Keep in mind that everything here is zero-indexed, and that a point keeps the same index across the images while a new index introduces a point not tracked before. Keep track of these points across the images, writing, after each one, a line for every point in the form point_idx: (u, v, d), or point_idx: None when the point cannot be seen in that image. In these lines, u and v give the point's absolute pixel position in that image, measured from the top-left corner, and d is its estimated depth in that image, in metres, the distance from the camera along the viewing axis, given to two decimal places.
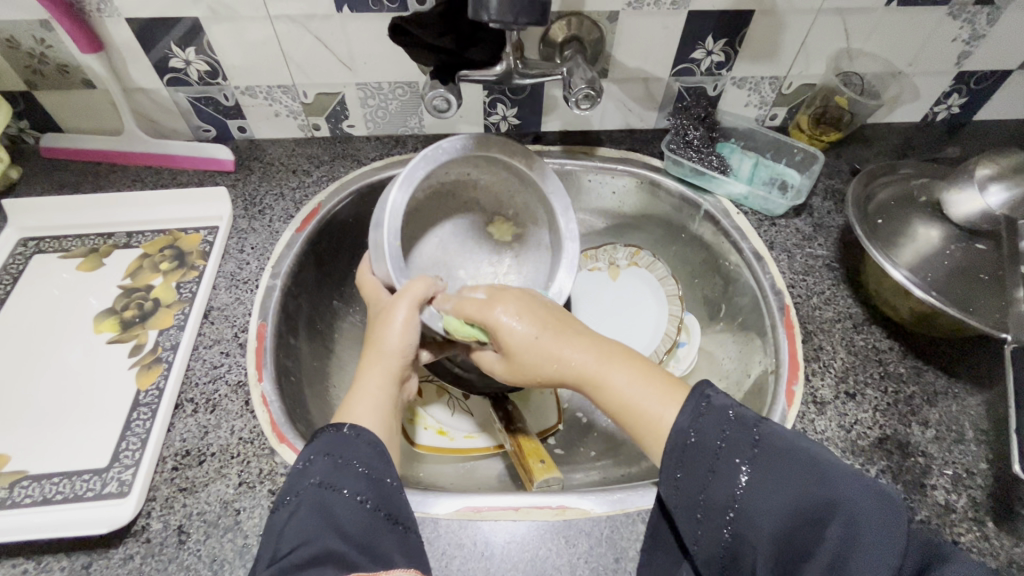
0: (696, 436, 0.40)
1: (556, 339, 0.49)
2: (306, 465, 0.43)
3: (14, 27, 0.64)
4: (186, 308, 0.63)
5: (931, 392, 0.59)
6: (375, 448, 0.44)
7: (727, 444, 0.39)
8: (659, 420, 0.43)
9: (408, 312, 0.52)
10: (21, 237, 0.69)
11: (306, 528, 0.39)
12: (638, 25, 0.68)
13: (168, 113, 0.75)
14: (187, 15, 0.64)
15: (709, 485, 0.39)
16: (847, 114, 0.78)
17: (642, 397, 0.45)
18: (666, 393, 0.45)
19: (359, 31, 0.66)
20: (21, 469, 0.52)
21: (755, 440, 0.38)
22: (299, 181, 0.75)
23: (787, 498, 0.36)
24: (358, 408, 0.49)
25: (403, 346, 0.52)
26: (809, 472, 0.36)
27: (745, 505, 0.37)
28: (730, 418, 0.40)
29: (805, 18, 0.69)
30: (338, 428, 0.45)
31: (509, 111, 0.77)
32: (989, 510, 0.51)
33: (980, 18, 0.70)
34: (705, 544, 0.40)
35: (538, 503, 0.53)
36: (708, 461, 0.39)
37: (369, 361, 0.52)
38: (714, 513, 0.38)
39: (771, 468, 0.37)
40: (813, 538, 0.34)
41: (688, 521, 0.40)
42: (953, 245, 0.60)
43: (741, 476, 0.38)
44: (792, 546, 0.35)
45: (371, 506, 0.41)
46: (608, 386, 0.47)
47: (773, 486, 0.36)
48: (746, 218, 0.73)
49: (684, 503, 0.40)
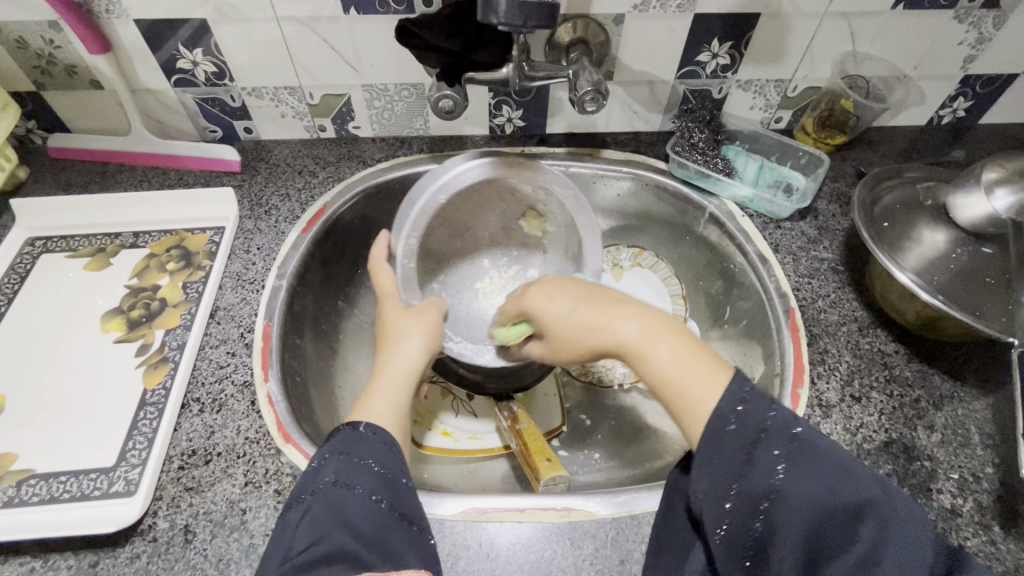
0: (737, 424, 0.38)
1: (593, 309, 0.49)
2: (321, 463, 0.43)
3: (23, 28, 0.65)
4: (192, 308, 0.63)
5: (937, 396, 0.59)
6: (390, 449, 0.45)
7: (767, 436, 0.38)
8: (701, 402, 0.41)
9: (436, 318, 0.55)
10: (29, 237, 0.70)
11: (320, 527, 0.39)
12: (643, 28, 0.68)
13: (175, 114, 0.76)
14: (195, 16, 0.64)
15: (744, 475, 0.37)
16: (853, 117, 0.77)
17: (683, 375, 0.43)
18: (712, 375, 0.42)
19: (365, 32, 0.67)
20: (28, 468, 0.52)
21: (795, 435, 0.37)
22: (305, 182, 0.76)
23: (824, 497, 0.35)
24: (375, 402, 0.49)
25: (424, 348, 0.53)
26: (845, 474, 0.36)
27: (780, 499, 0.36)
28: (771, 414, 0.38)
29: (810, 22, 0.69)
30: (354, 426, 0.45)
31: (515, 113, 0.78)
32: (994, 515, 0.51)
33: (986, 22, 0.70)
34: (731, 535, 0.38)
35: (543, 504, 0.53)
36: (745, 451, 0.38)
37: (389, 359, 0.52)
38: (744, 503, 0.37)
39: (810, 466, 0.36)
40: (844, 538, 0.34)
41: (713, 510, 0.38)
42: (959, 249, 0.60)
43: (778, 469, 0.37)
44: (821, 541, 0.35)
45: (386, 505, 0.41)
46: (652, 358, 0.45)
47: (812, 484, 0.36)
48: (751, 221, 0.73)
49: (713, 491, 0.38)
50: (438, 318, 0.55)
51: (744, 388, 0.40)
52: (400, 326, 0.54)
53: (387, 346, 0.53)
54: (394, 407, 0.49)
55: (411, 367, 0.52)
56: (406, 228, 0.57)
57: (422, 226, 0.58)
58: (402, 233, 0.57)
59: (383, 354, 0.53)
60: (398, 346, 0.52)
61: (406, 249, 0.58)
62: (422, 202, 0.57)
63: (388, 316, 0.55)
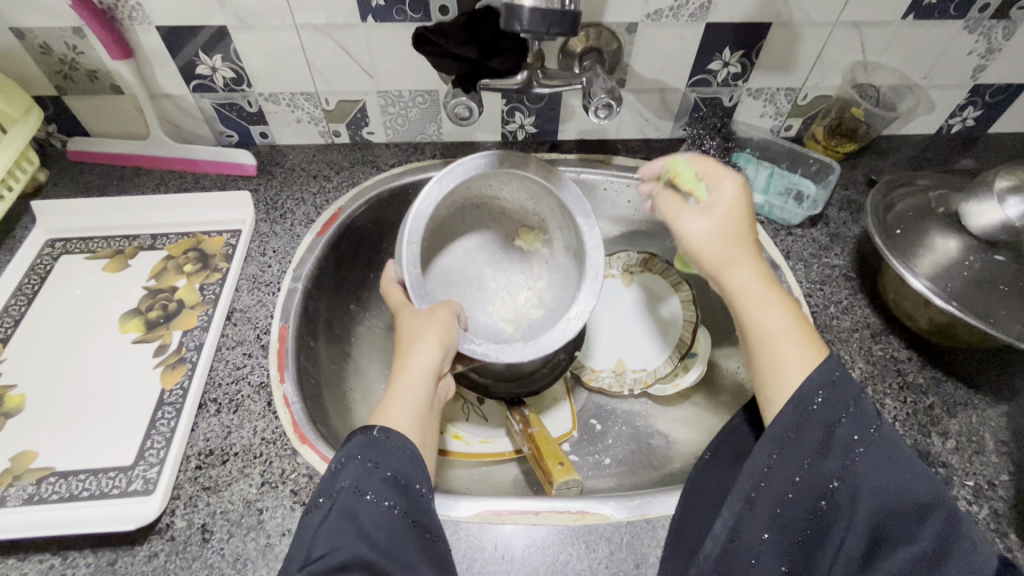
0: (823, 402, 0.40)
1: (735, 247, 0.50)
2: (339, 467, 0.43)
3: (48, 34, 0.66)
4: (209, 310, 0.64)
5: (951, 403, 0.59)
6: (406, 454, 0.45)
7: (848, 421, 0.39)
8: (796, 358, 0.44)
9: (448, 319, 0.55)
10: (48, 238, 0.71)
11: (337, 532, 0.39)
12: (655, 36, 0.69)
13: (192, 119, 0.77)
14: (214, 22, 0.65)
15: (818, 453, 0.39)
16: (863, 125, 0.79)
17: (786, 334, 0.45)
18: (807, 342, 0.45)
19: (382, 39, 0.68)
20: (48, 466, 0.53)
21: (875, 426, 0.39)
22: (320, 186, 0.77)
23: (896, 487, 0.36)
24: (394, 406, 0.49)
25: (438, 352, 0.52)
26: (919, 471, 0.37)
27: (852, 482, 0.37)
28: (854, 407, 0.40)
29: (821, 31, 0.70)
30: (368, 431, 0.46)
31: (527, 120, 0.79)
32: (1011, 522, 0.51)
33: (996, 33, 0.70)
34: (792, 510, 0.39)
35: (558, 508, 0.53)
36: (820, 433, 0.39)
37: (403, 367, 0.52)
38: (813, 482, 0.38)
39: (886, 457, 0.38)
40: (911, 530, 0.35)
41: (780, 483, 0.39)
42: (971, 256, 0.60)
43: (854, 453, 0.38)
44: (889, 528, 0.36)
45: (398, 511, 0.41)
46: (765, 310, 0.47)
47: (889, 472, 0.37)
48: (762, 227, 0.73)
49: (783, 465, 0.39)
50: (449, 317, 0.55)
51: (836, 371, 0.41)
52: (413, 332, 0.54)
53: (401, 353, 0.53)
54: (413, 410, 0.49)
55: (426, 370, 0.51)
56: (404, 235, 0.56)
57: (422, 231, 0.56)
58: (404, 239, 0.56)
59: (398, 361, 0.53)
60: (412, 349, 0.52)
61: (409, 256, 0.56)
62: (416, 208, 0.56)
63: (401, 324, 0.55)
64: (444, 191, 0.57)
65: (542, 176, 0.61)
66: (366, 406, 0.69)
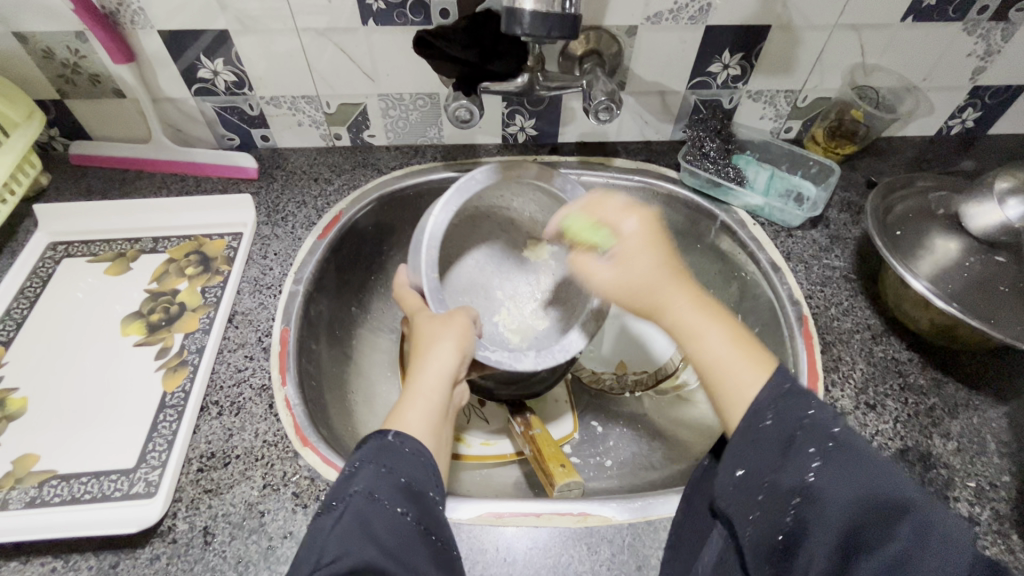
0: (773, 419, 0.39)
1: (652, 285, 0.49)
2: (353, 470, 0.43)
3: (50, 38, 0.66)
4: (211, 313, 0.64)
5: (952, 404, 0.58)
6: (419, 460, 0.45)
7: (805, 432, 0.38)
8: (748, 380, 0.42)
9: (463, 325, 0.55)
10: (50, 242, 0.71)
11: (350, 537, 0.39)
12: (656, 39, 0.69)
13: (194, 122, 0.77)
14: (215, 26, 0.66)
15: (777, 469, 0.37)
16: (863, 126, 0.78)
17: (732, 358, 0.44)
18: (757, 361, 0.43)
19: (383, 42, 0.68)
20: (50, 469, 0.53)
21: (834, 434, 0.37)
22: (321, 189, 0.77)
23: (860, 497, 0.34)
24: (410, 411, 0.49)
25: (454, 359, 0.53)
26: (886, 478, 0.35)
27: (813, 495, 0.35)
28: (811, 414, 0.38)
29: (820, 34, 0.70)
30: (383, 435, 0.46)
31: (527, 123, 0.79)
32: (1013, 523, 0.51)
33: (995, 35, 0.70)
34: (760, 530, 0.38)
35: (560, 510, 0.53)
36: (778, 445, 0.38)
37: (419, 374, 0.52)
38: (777, 496, 0.37)
39: (847, 465, 0.35)
40: (880, 541, 0.33)
41: (744, 503, 0.39)
42: (971, 257, 0.60)
43: (812, 465, 0.36)
44: (860, 541, 0.33)
45: (411, 519, 0.41)
46: (703, 338, 0.46)
47: (849, 482, 0.35)
48: (763, 229, 0.74)
49: (744, 484, 0.39)
50: (466, 323, 0.56)
51: (785, 383, 0.41)
52: (428, 337, 0.54)
53: (416, 358, 0.53)
54: (428, 417, 0.49)
55: (442, 376, 0.52)
56: (424, 241, 0.57)
57: (440, 238, 0.57)
58: (423, 245, 0.57)
59: (414, 366, 0.53)
60: (427, 355, 0.53)
61: (427, 260, 0.57)
62: (435, 215, 0.57)
63: (417, 328, 0.55)
64: (462, 198, 0.58)
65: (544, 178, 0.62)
66: (367, 409, 0.69)
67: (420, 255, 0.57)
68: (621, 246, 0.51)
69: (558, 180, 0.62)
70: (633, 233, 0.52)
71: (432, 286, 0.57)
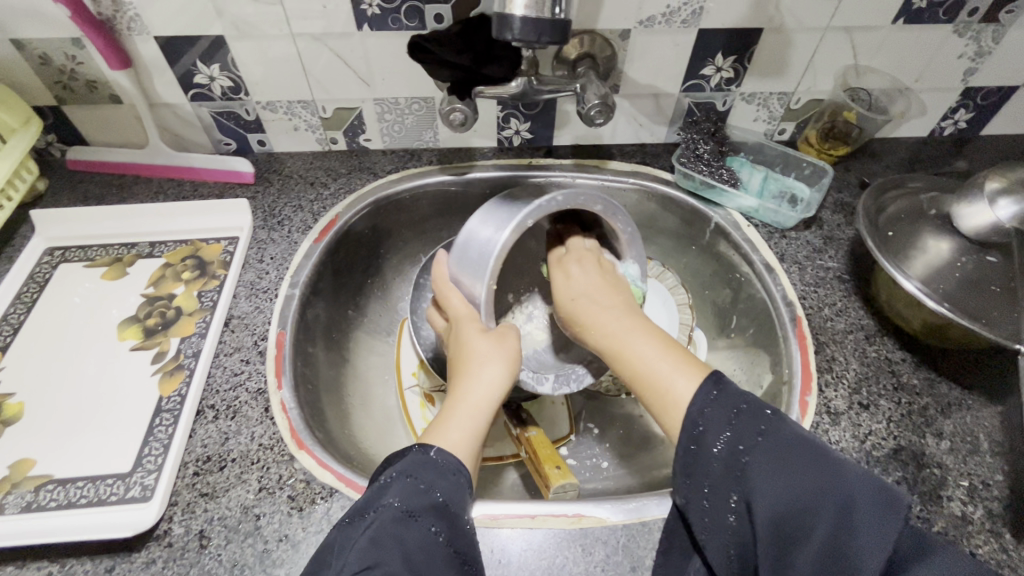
0: (703, 427, 0.43)
1: (585, 306, 0.56)
2: (388, 481, 0.46)
3: (46, 45, 0.67)
4: (207, 317, 0.64)
5: (944, 403, 0.59)
6: (455, 480, 0.47)
7: (732, 432, 0.42)
8: (673, 386, 0.47)
9: (514, 347, 0.56)
10: (47, 247, 0.71)
11: (379, 546, 0.41)
12: (649, 42, 0.70)
13: (191, 127, 0.77)
14: (212, 31, 0.66)
15: (712, 472, 0.42)
16: (855, 128, 0.78)
17: (660, 365, 0.49)
18: (686, 368, 0.48)
19: (378, 47, 0.69)
20: (46, 473, 0.53)
21: (762, 428, 0.41)
22: (317, 194, 0.77)
23: (787, 486, 0.38)
24: (454, 428, 0.51)
25: (501, 381, 0.54)
26: (809, 462, 0.39)
27: (745, 490, 0.40)
28: (742, 408, 0.43)
29: (813, 36, 0.70)
30: (425, 450, 0.48)
31: (523, 126, 0.79)
32: (1006, 522, 0.51)
33: (986, 36, 0.71)
34: (716, 531, 0.43)
35: (554, 511, 0.53)
36: (712, 449, 0.42)
37: (468, 388, 0.53)
38: (720, 496, 0.42)
39: (774, 456, 0.40)
40: (808, 522, 0.37)
41: (698, 509, 0.43)
42: (963, 257, 0.60)
43: (744, 460, 0.40)
44: (792, 524, 0.37)
45: (443, 539, 0.43)
46: (630, 350, 0.51)
47: (775, 473, 0.39)
48: (757, 230, 0.74)
49: (692, 489, 0.43)
50: (516, 346, 0.57)
51: (713, 392, 0.44)
52: (479, 353, 0.54)
53: (463, 373, 0.54)
54: (470, 437, 0.51)
55: (488, 396, 0.53)
56: (495, 253, 0.54)
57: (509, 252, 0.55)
58: (493, 257, 0.54)
59: (460, 382, 0.54)
60: (477, 373, 0.54)
61: (491, 275, 0.55)
62: (511, 225, 0.54)
63: (468, 339, 0.55)
64: (540, 216, 0.55)
65: (608, 211, 0.59)
66: (363, 412, 0.69)
67: (488, 265, 0.54)
68: (560, 285, 0.59)
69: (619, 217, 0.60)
70: (573, 273, 0.59)
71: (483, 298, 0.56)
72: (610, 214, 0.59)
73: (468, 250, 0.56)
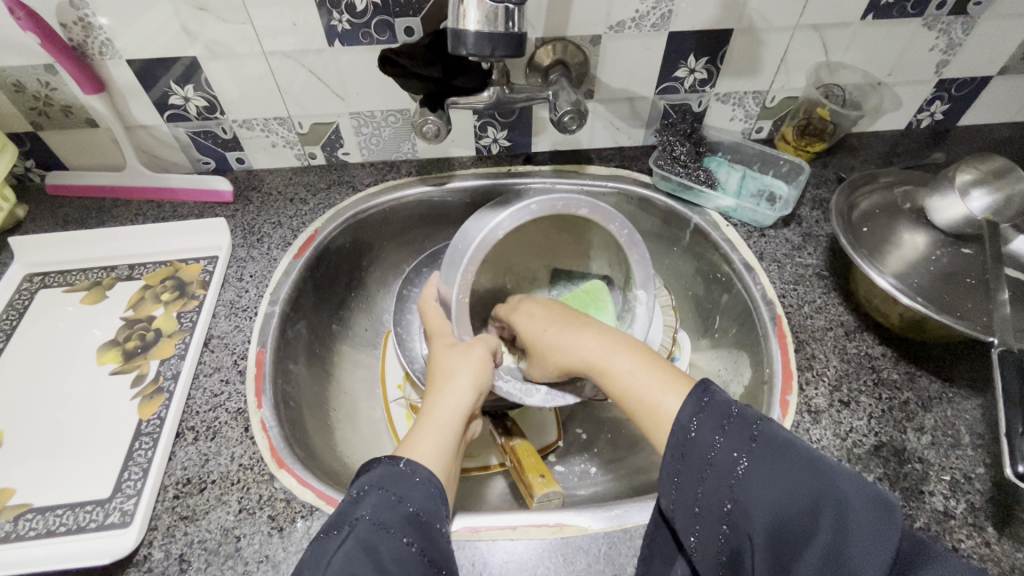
0: (697, 430, 0.42)
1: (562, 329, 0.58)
2: (360, 495, 0.46)
3: (19, 72, 0.67)
4: (186, 338, 0.64)
5: (926, 397, 0.59)
6: (429, 486, 0.47)
7: (726, 438, 0.41)
8: (657, 406, 0.47)
9: (483, 355, 0.57)
10: (26, 273, 0.71)
11: (353, 561, 0.41)
12: (619, 48, 0.70)
13: (168, 148, 0.77)
14: (184, 54, 0.66)
15: (705, 478, 0.40)
16: (830, 125, 0.79)
17: (644, 379, 0.49)
18: (669, 382, 0.48)
19: (350, 62, 0.69)
20: (25, 503, 0.53)
21: (756, 434, 0.40)
22: (297, 210, 0.77)
23: (784, 492, 0.37)
24: (422, 441, 0.51)
25: (466, 397, 0.54)
26: (803, 468, 0.37)
27: (740, 498, 0.39)
28: (734, 412, 0.42)
29: (783, 35, 0.71)
30: (394, 461, 0.48)
31: (500, 134, 0.79)
32: (988, 516, 0.51)
33: (956, 29, 0.71)
34: (706, 543, 0.41)
35: (536, 521, 0.53)
36: (705, 456, 0.41)
37: (433, 403, 0.55)
38: (710, 506, 0.40)
39: (768, 460, 0.39)
40: (806, 532, 0.35)
41: (687, 518, 0.42)
42: (939, 250, 0.61)
43: (739, 464, 0.39)
44: (788, 534, 0.36)
45: (416, 549, 0.43)
46: (612, 366, 0.52)
47: (771, 478, 0.38)
48: (735, 230, 0.74)
49: (682, 496, 0.42)
50: (484, 356, 0.57)
51: (704, 396, 0.44)
52: (449, 366, 0.56)
53: (435, 387, 0.55)
54: (439, 447, 0.51)
55: (459, 408, 0.54)
56: (463, 263, 0.56)
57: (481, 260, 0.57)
58: (460, 267, 0.56)
59: (433, 395, 0.55)
60: (444, 389, 0.55)
61: (460, 285, 0.57)
62: (479, 237, 0.55)
63: (436, 356, 0.58)
64: (512, 225, 0.56)
65: (597, 215, 0.58)
66: (349, 426, 0.69)
67: (455, 277, 0.57)
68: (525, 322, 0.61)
69: (610, 220, 0.59)
70: (533, 313, 0.62)
71: (455, 309, 0.59)
72: (601, 216, 0.58)
73: (448, 261, 0.59)
